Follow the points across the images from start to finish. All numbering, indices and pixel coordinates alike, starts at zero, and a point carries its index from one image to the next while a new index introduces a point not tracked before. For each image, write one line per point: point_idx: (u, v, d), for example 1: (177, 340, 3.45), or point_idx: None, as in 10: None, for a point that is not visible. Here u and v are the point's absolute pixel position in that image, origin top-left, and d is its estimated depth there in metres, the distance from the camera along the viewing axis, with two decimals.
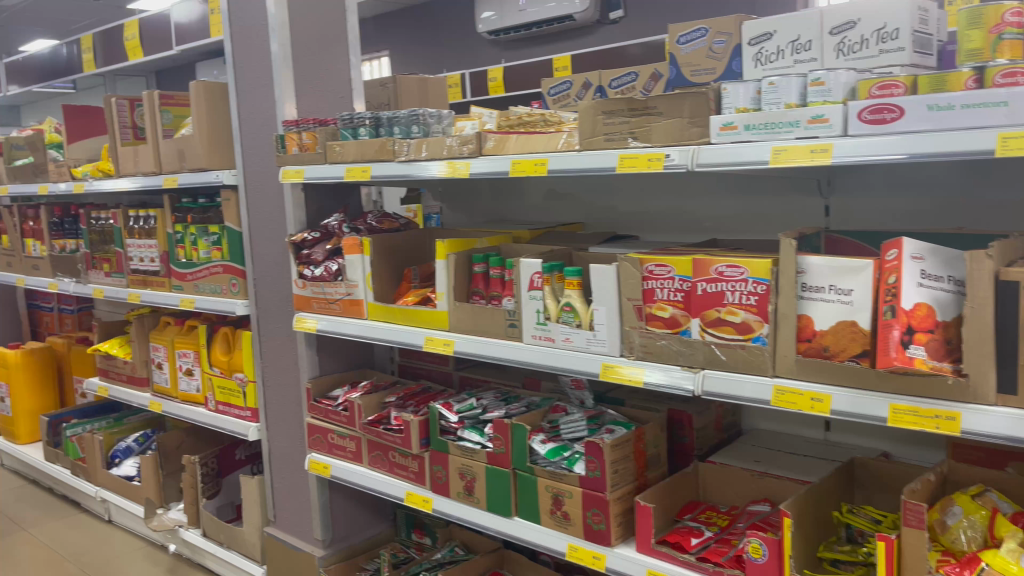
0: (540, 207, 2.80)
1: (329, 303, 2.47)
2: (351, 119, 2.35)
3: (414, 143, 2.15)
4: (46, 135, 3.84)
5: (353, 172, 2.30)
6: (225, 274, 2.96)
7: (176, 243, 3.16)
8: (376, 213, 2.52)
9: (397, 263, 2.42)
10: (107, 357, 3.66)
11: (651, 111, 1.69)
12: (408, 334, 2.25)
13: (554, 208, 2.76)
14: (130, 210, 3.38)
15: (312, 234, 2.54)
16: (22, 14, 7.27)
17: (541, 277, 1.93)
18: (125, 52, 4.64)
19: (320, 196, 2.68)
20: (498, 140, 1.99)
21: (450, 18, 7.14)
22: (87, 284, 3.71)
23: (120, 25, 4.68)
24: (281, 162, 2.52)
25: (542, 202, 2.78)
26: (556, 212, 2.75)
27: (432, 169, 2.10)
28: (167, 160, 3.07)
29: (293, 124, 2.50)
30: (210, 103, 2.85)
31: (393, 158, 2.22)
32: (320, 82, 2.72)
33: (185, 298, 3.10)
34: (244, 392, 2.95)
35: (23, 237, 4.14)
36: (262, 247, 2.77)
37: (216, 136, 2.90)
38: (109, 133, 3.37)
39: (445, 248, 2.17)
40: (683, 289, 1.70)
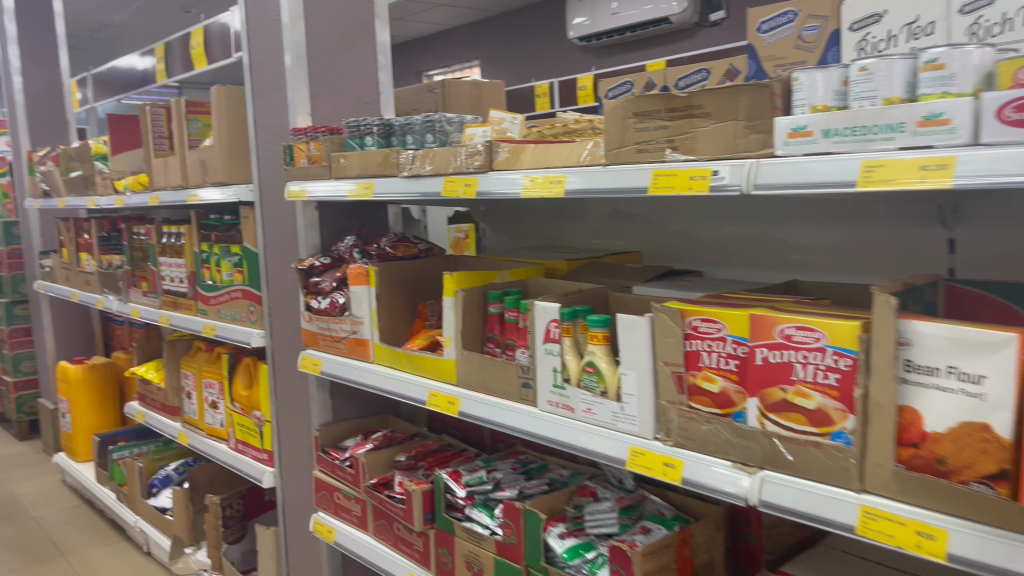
0: (591, 230, 2.34)
1: (335, 342, 2.12)
2: (357, 127, 1.99)
3: (418, 153, 1.77)
4: (94, 146, 3.69)
5: (355, 189, 1.94)
6: (245, 300, 2.67)
7: (202, 263, 2.90)
8: (391, 236, 2.15)
9: (410, 298, 2.05)
10: (144, 381, 3.45)
11: (695, 111, 1.23)
12: (411, 386, 1.85)
13: (607, 231, 2.30)
14: (164, 227, 3.15)
15: (322, 259, 2.20)
16: (126, 31, 7.42)
17: (559, 326, 1.50)
18: (192, 61, 4.49)
19: (337, 215, 2.33)
20: (513, 153, 1.57)
21: (542, 24, 6.75)
22: (127, 303, 3.51)
23: (188, 33, 4.53)
24: (289, 176, 2.20)
25: (594, 224, 2.33)
26: (609, 236, 2.29)
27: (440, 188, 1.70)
28: (192, 173, 2.81)
29: (303, 133, 2.17)
30: (230, 110, 2.57)
31: (397, 172, 1.84)
32: (343, 86, 2.37)
33: (207, 324, 2.83)
34: (261, 431, 2.65)
35: (79, 251, 4.02)
36: (276, 271, 2.45)
37: (237, 147, 2.61)
38: (145, 144, 3.15)
39: (454, 283, 1.77)
40: (737, 355, 1.24)
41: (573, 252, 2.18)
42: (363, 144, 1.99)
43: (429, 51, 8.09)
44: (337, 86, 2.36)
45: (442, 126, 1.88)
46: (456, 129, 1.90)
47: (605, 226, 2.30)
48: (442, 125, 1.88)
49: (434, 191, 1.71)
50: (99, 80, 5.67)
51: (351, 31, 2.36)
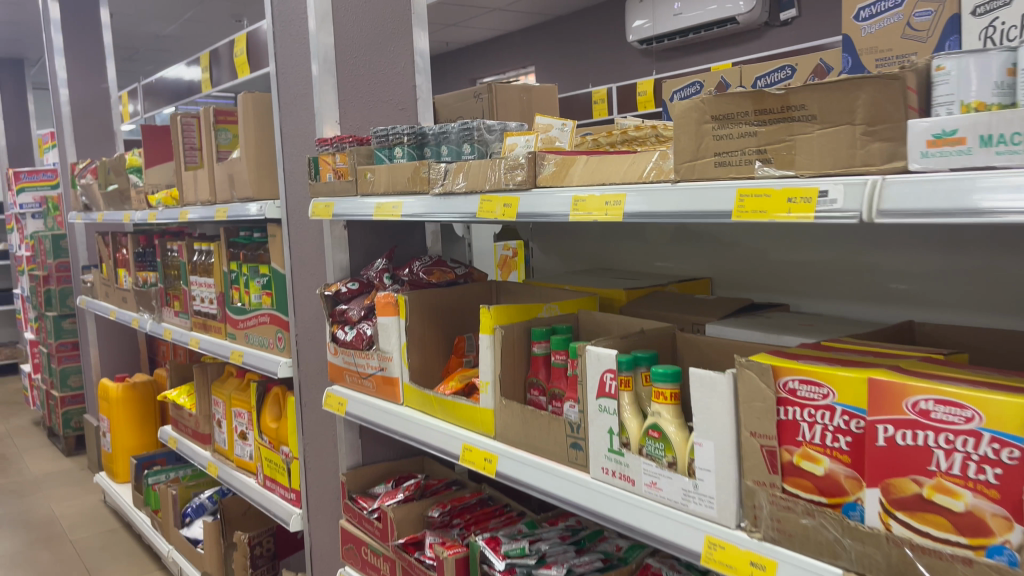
0: (653, 252, 2.06)
1: (362, 379, 1.88)
2: (387, 136, 1.76)
3: (452, 167, 1.52)
4: (129, 158, 3.54)
5: (381, 208, 1.69)
6: (272, 325, 2.45)
7: (231, 284, 2.70)
8: (425, 259, 1.89)
9: (444, 331, 1.80)
10: (176, 406, 3.27)
11: (795, 113, 0.95)
12: (443, 436, 1.60)
13: (671, 252, 2.01)
14: (195, 244, 2.97)
15: (349, 285, 1.97)
16: (181, 42, 7.38)
17: (615, 378, 1.22)
18: (236, 70, 4.34)
19: (368, 235, 2.10)
20: (561, 167, 1.31)
21: (600, 28, 6.47)
22: (160, 323, 3.34)
23: (231, 42, 4.38)
24: (314, 192, 1.97)
25: (656, 244, 2.05)
26: (674, 258, 2.00)
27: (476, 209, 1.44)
28: (220, 188, 2.61)
29: (328, 144, 1.94)
30: (259, 119, 2.36)
31: (429, 189, 1.59)
32: (376, 91, 2.14)
33: (234, 350, 2.62)
34: (288, 469, 2.43)
35: (117, 267, 3.89)
36: (303, 296, 2.22)
37: (264, 160, 2.40)
38: (176, 156, 2.97)
39: (492, 318, 1.50)
40: (849, 431, 0.95)
41: (633, 278, 1.90)
42: (393, 157, 1.75)
43: (482, 58, 7.88)
44: (369, 92, 2.13)
45: (479, 135, 1.64)
46: (496, 138, 1.65)
47: (668, 247, 2.02)
48: (480, 134, 1.64)
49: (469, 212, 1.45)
50: (148, 91, 5.59)
51: (385, 30, 2.13)
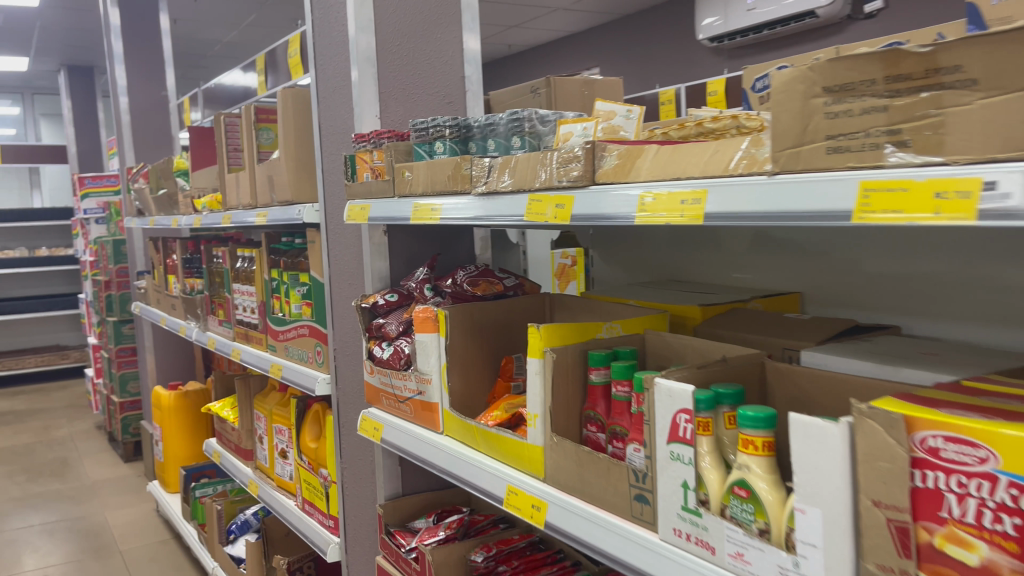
0: (730, 261, 1.80)
1: (399, 403, 1.67)
2: (426, 130, 1.55)
3: (498, 161, 1.30)
4: (177, 161, 3.43)
5: (419, 210, 1.48)
6: (311, 338, 2.28)
7: (272, 293, 2.53)
8: (470, 268, 1.69)
9: (489, 349, 1.59)
10: (219, 420, 3.13)
11: (945, 78, 0.70)
12: (486, 474, 1.38)
13: (751, 261, 1.75)
14: (239, 250, 2.83)
15: (387, 296, 1.77)
16: (245, 47, 7.38)
17: (691, 421, 0.98)
18: (289, 71, 4.21)
19: (410, 242, 1.90)
20: (625, 159, 1.07)
21: (668, 26, 6.19)
22: (206, 332, 3.22)
23: (285, 42, 4.26)
24: (350, 194, 1.77)
25: (734, 253, 1.79)
26: (756, 268, 1.74)
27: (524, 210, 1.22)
28: (261, 191, 2.45)
29: (365, 140, 1.75)
30: (299, 116, 2.19)
31: (471, 187, 1.37)
32: (421, 81, 1.93)
33: (274, 364, 2.45)
34: (326, 493, 2.25)
35: (167, 274, 3.79)
36: (341, 307, 2.03)
37: (304, 160, 2.22)
38: (220, 159, 2.83)
39: (542, 339, 1.27)
40: (1018, 511, 0.70)
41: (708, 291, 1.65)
42: (434, 152, 1.54)
43: (546, 61, 7.67)
44: (414, 83, 1.92)
45: (529, 126, 1.42)
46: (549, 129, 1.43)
47: (747, 255, 1.76)
48: (529, 124, 1.42)
49: (517, 215, 1.23)
50: (206, 96, 5.53)
51: (432, 15, 1.93)
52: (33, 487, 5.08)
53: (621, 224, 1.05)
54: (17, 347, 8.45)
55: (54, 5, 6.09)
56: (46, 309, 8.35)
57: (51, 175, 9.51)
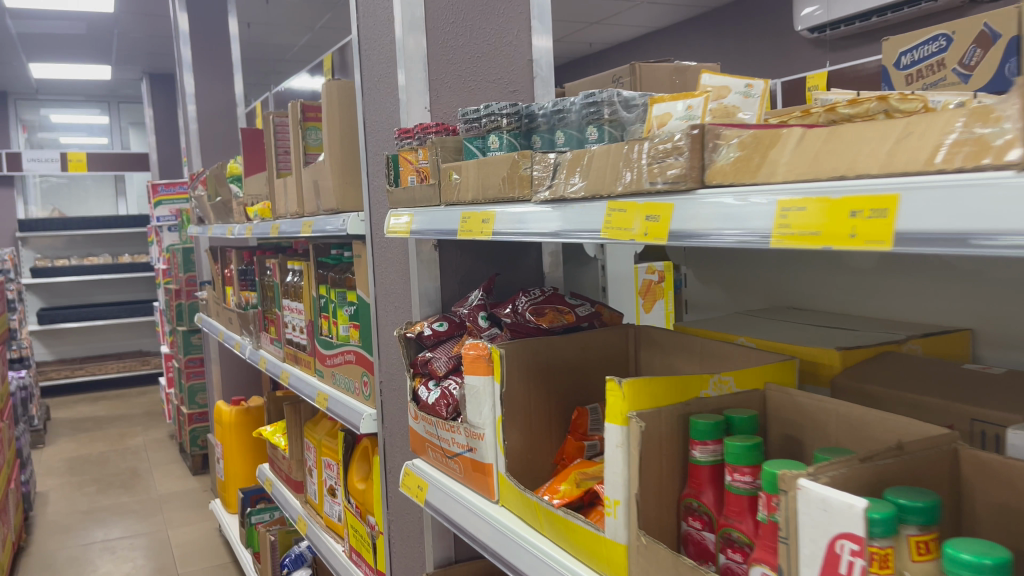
0: (858, 283, 1.42)
1: (447, 460, 1.36)
2: (478, 120, 1.22)
3: (567, 156, 0.96)
4: (229, 165, 3.22)
5: (468, 223, 1.15)
6: (359, 367, 1.98)
7: (320, 312, 2.24)
8: (534, 292, 1.35)
9: (557, 396, 1.25)
10: (272, 446, 2.89)
11: None
12: (549, 570, 1.05)
13: (890, 285, 1.36)
14: (289, 262, 2.58)
15: (435, 325, 1.46)
16: (323, 49, 7.22)
17: (858, 556, 0.63)
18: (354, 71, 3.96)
19: (463, 259, 1.59)
20: (749, 150, 0.73)
21: (762, 18, 5.74)
22: (258, 350, 2.97)
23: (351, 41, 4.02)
24: (392, 202, 1.47)
25: (865, 272, 1.40)
26: (898, 293, 1.35)
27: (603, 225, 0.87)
28: (307, 198, 2.17)
29: (407, 136, 1.44)
30: (345, 114, 1.91)
31: (531, 193, 1.04)
32: (484, 66, 1.59)
33: (320, 393, 2.16)
34: (373, 545, 1.96)
35: (225, 285, 3.59)
36: (388, 334, 1.74)
37: (351, 162, 1.93)
38: (268, 164, 2.58)
39: (624, 400, 0.93)
40: None
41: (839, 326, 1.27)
42: (489, 146, 1.21)
43: (630, 60, 7.29)
44: (472, 67, 1.58)
45: (609, 112, 1.08)
46: (634, 115, 1.10)
47: (881, 273, 1.37)
48: (609, 110, 1.08)
49: (591, 231, 0.89)
50: (277, 100, 5.34)
51: None
52: (101, 499, 4.98)
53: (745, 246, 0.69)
54: (101, 352, 8.53)
55: (130, 11, 6.04)
56: (128, 315, 8.40)
57: (137, 182, 9.62)
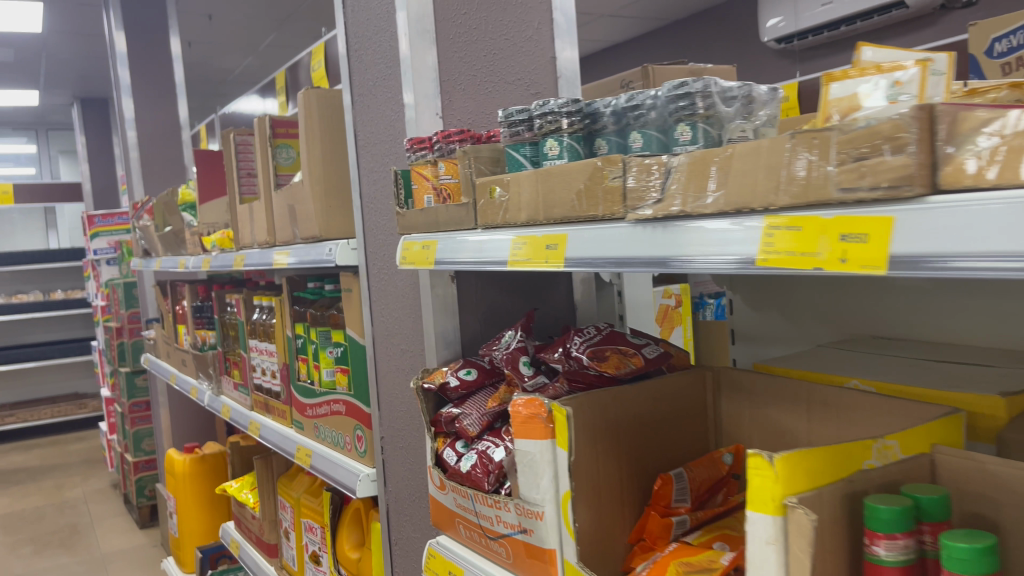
0: (948, 307, 1.17)
1: (489, 541, 1.10)
2: (524, 123, 0.98)
3: (683, 159, 0.72)
4: (180, 191, 2.92)
5: (523, 249, 0.92)
6: (350, 419, 1.71)
7: (297, 354, 1.96)
8: (588, 332, 1.11)
9: (629, 460, 1.02)
10: (238, 503, 2.57)
11: None
12: None
13: (999, 306, 1.10)
14: (255, 297, 2.30)
15: (459, 375, 1.21)
16: (268, 69, 6.88)
17: None
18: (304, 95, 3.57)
19: (483, 295, 1.34)
20: (1019, 135, 0.49)
21: (725, 31, 5.65)
22: (219, 397, 2.65)
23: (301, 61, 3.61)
24: (401, 227, 1.23)
25: (964, 294, 1.14)
26: (1009, 316, 1.09)
27: (691, 241, 0.70)
28: (280, 225, 1.91)
29: (423, 147, 1.20)
30: (327, 129, 1.65)
31: (623, 208, 0.79)
32: (503, 64, 1.35)
33: (301, 449, 1.87)
34: None
35: (176, 323, 3.27)
36: (391, 382, 1.48)
37: (336, 183, 1.67)
38: (229, 189, 2.30)
39: (777, 481, 0.69)
40: None
41: (943, 367, 1.03)
42: (543, 152, 0.96)
43: (588, 77, 7.16)
44: (490, 65, 1.34)
45: (704, 105, 0.87)
46: (732, 110, 0.89)
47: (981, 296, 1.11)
48: (704, 103, 0.86)
49: (740, 256, 0.65)
50: (223, 123, 5.00)
51: None
52: (38, 562, 4.54)
53: (957, 267, 0.50)
54: (33, 397, 7.98)
55: (60, 31, 5.65)
56: (63, 355, 7.88)
57: (68, 214, 9.07)
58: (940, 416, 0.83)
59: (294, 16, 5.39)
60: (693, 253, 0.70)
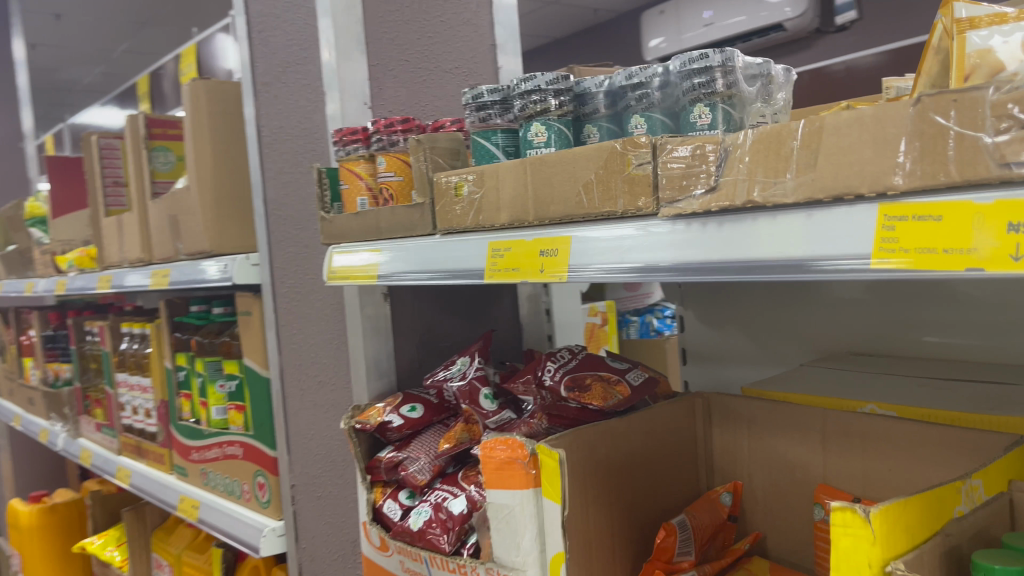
0: (944, 319, 1.07)
1: None
2: (498, 105, 0.81)
3: (757, 132, 0.57)
4: (28, 205, 2.55)
5: (504, 258, 0.75)
6: (248, 463, 1.47)
7: (178, 389, 1.70)
8: (560, 356, 0.95)
9: (625, 509, 0.85)
10: (101, 562, 2.23)
11: None
12: None
13: (997, 317, 1.02)
14: (124, 324, 2.00)
15: (399, 413, 1.02)
16: (123, 75, 6.34)
17: None
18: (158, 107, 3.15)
19: (419, 318, 1.16)
20: None
21: (607, 50, 5.62)
22: (76, 439, 2.30)
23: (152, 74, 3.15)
24: (327, 236, 1.02)
25: (960, 304, 1.05)
26: (1012, 328, 1.01)
27: (591, 254, 0.67)
28: (159, 240, 1.65)
29: (356, 139, 1.00)
30: (219, 126, 1.42)
31: (654, 203, 0.64)
32: (438, 50, 1.18)
33: (186, 499, 1.61)
34: None
35: (22, 355, 2.85)
36: (305, 420, 1.27)
37: (230, 190, 1.43)
38: (91, 201, 2.00)
39: (878, 544, 0.55)
40: None
41: (967, 388, 0.92)
42: (526, 139, 0.79)
43: None
44: (425, 50, 1.16)
45: (725, 82, 0.72)
46: (754, 90, 0.75)
47: (981, 307, 1.03)
48: (724, 80, 0.72)
49: (851, 253, 0.50)
50: (73, 134, 4.52)
51: None
52: None
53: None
54: None
55: None
56: None
57: None
58: (997, 445, 0.72)
59: (155, 19, 4.95)
60: (590, 263, 0.67)
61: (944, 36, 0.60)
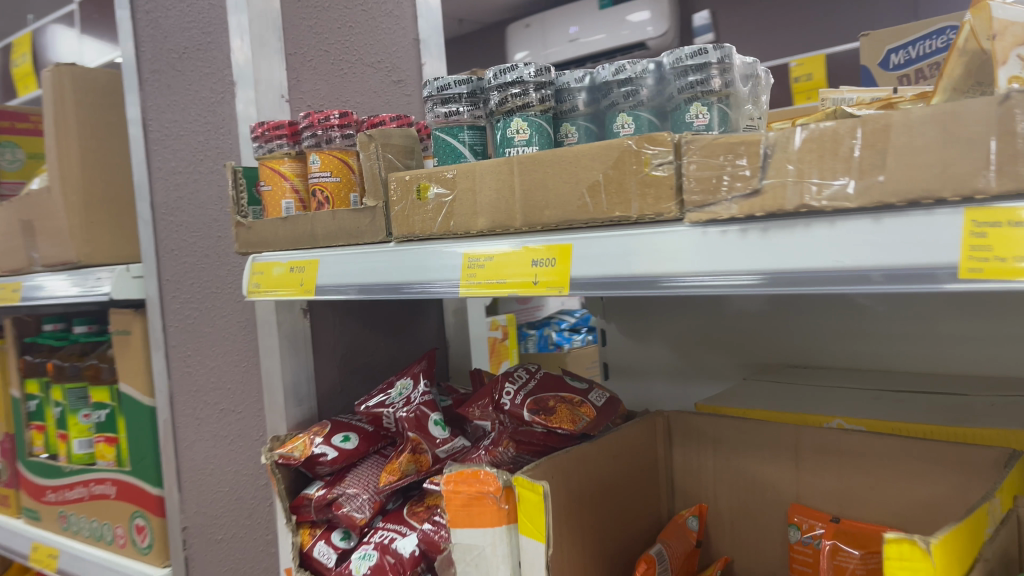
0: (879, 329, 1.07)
1: None
2: (464, 98, 0.73)
3: (813, 129, 0.51)
4: None
5: (486, 269, 0.67)
6: (122, 504, 1.29)
7: (30, 421, 1.49)
8: (517, 376, 0.87)
9: (600, 540, 0.79)
10: None
11: None
12: None
13: (930, 327, 1.01)
14: None
15: (329, 444, 0.90)
16: None
17: None
18: None
19: (342, 334, 1.04)
20: None
21: (471, 62, 5.53)
22: None
23: None
24: (245, 244, 0.90)
25: (893, 315, 1.04)
26: (945, 339, 1.00)
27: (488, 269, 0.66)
28: (8, 249, 1.42)
29: (280, 135, 0.87)
30: (88, 120, 1.23)
31: (682, 211, 0.57)
32: (360, 41, 1.07)
33: (41, 547, 1.40)
34: None
35: None
36: (200, 454, 1.11)
37: (103, 193, 1.25)
38: None
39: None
40: None
41: (917, 400, 0.91)
42: (503, 137, 0.70)
43: None
44: (345, 40, 1.06)
45: (722, 81, 0.67)
46: (747, 91, 0.71)
47: (914, 317, 1.02)
48: (721, 78, 0.67)
49: (833, 267, 0.49)
50: None
51: None
52: None
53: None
54: None
55: None
56: None
57: None
58: (987, 460, 0.71)
59: None
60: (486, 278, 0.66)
61: (972, 36, 0.56)
